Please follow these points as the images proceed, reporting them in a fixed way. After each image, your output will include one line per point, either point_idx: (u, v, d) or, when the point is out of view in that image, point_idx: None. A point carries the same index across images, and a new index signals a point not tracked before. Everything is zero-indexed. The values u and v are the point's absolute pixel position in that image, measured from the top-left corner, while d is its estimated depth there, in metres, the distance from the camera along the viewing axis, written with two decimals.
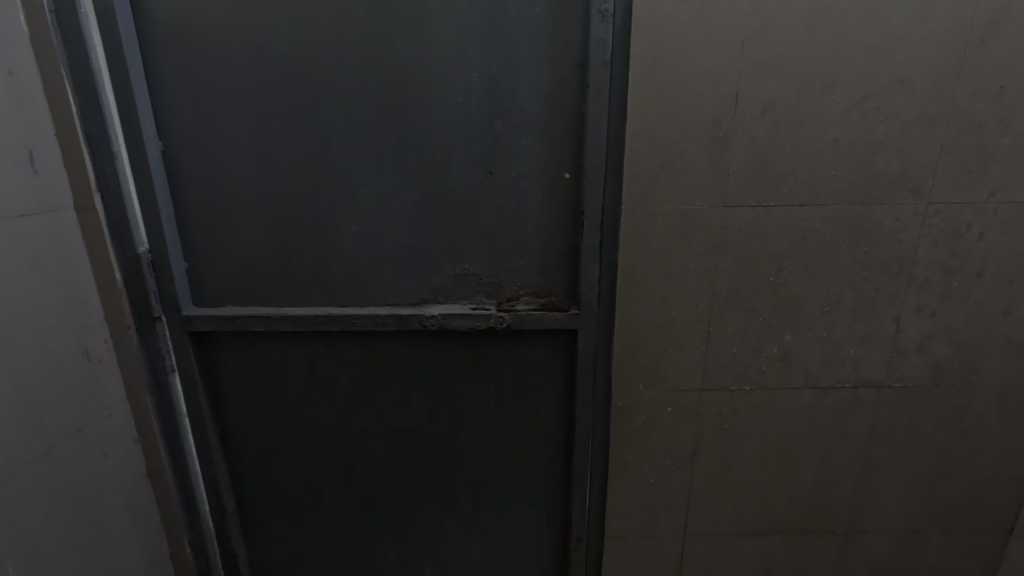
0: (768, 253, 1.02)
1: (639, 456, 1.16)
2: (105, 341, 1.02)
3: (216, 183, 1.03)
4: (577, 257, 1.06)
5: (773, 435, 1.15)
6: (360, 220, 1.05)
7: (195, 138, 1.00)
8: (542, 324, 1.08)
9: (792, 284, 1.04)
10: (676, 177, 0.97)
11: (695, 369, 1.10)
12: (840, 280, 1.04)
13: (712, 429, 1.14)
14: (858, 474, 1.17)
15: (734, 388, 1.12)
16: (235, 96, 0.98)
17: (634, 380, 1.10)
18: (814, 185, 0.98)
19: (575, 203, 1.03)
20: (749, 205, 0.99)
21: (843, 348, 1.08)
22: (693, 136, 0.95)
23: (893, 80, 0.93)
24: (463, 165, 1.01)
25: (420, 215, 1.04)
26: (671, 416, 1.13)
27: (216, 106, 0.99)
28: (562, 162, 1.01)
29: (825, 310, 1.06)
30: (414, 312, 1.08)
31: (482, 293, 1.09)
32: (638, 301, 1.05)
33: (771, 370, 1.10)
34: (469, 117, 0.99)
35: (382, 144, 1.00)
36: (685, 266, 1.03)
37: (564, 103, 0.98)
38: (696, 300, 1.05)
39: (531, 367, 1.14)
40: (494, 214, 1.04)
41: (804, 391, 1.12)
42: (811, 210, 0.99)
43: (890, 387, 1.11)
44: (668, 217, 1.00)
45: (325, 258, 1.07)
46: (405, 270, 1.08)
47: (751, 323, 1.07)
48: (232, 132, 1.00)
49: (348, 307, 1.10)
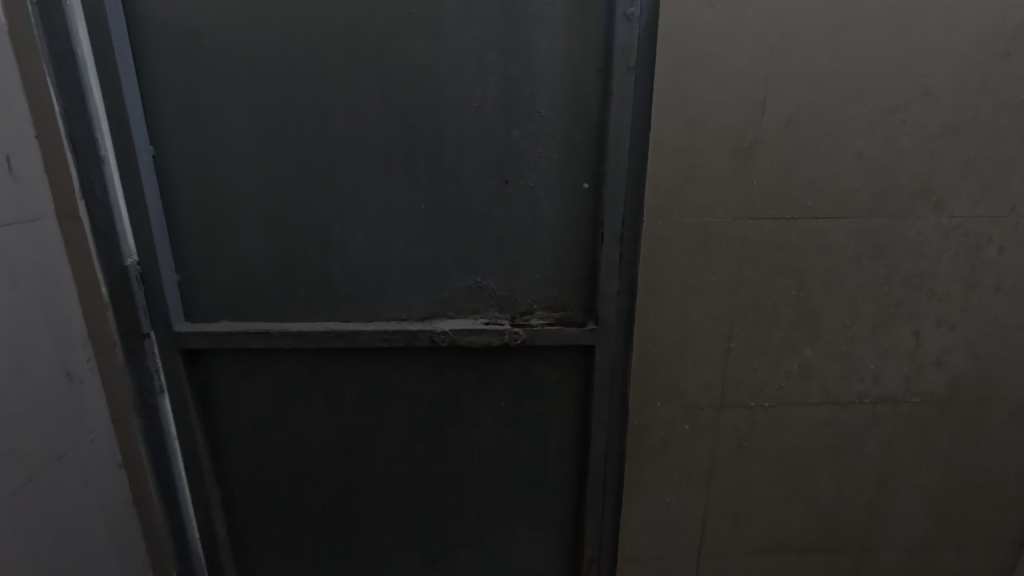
0: (790, 267, 1.00)
1: (655, 475, 1.12)
2: (89, 360, 0.94)
3: (212, 190, 0.96)
4: (595, 270, 1.02)
5: (790, 452, 1.12)
6: (366, 230, 0.99)
7: (189, 141, 0.94)
8: (558, 340, 1.03)
9: (813, 298, 1.02)
10: (699, 188, 0.94)
11: (714, 384, 1.07)
12: (862, 294, 1.02)
13: (729, 446, 1.12)
14: (874, 489, 1.16)
15: (752, 404, 1.09)
16: (233, 99, 0.92)
17: (650, 396, 1.07)
18: (839, 196, 0.96)
19: (594, 215, 0.99)
20: (772, 217, 0.97)
21: (863, 362, 1.06)
22: (718, 146, 0.92)
23: (919, 92, 0.91)
24: (477, 173, 0.96)
25: (430, 226, 0.99)
26: (687, 433, 1.10)
27: (213, 110, 0.92)
28: (581, 171, 0.97)
29: (845, 324, 1.04)
30: (423, 328, 1.03)
31: (495, 307, 1.04)
32: (656, 316, 1.02)
33: (790, 385, 1.08)
34: (485, 123, 0.94)
35: (391, 151, 0.95)
36: (705, 279, 1.00)
37: (584, 109, 0.94)
38: (716, 315, 1.02)
39: (544, 383, 1.09)
40: (509, 224, 0.99)
41: (824, 406, 1.09)
42: (834, 223, 0.97)
43: (908, 401, 1.09)
44: (689, 230, 0.97)
45: (329, 270, 1.01)
46: (414, 283, 1.02)
47: (772, 338, 1.04)
48: (230, 136, 0.93)
49: (352, 322, 1.04)
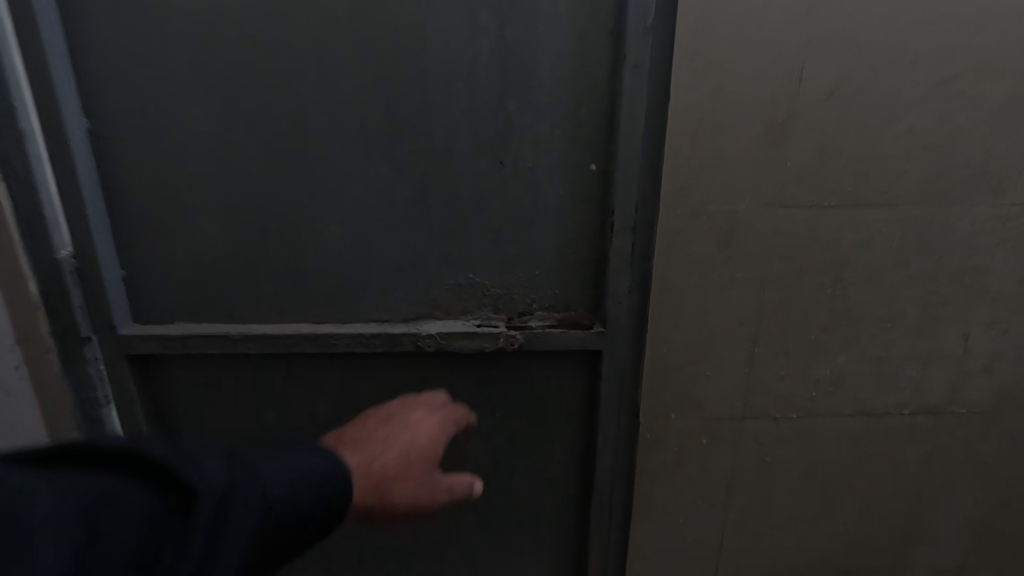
0: (825, 262, 0.87)
1: (668, 494, 1.01)
2: (16, 369, 0.83)
3: (160, 172, 0.83)
4: (603, 266, 0.89)
5: (818, 469, 1.01)
6: (340, 219, 0.86)
7: (129, 115, 0.80)
8: (560, 344, 0.91)
9: (849, 297, 0.90)
10: (725, 171, 0.82)
11: (735, 394, 0.95)
12: (904, 293, 0.90)
13: (751, 462, 1.00)
14: (909, 509, 1.04)
15: (778, 416, 0.97)
16: (180, 64, 0.78)
17: (665, 407, 0.95)
18: (883, 181, 0.83)
19: (602, 201, 0.86)
20: (806, 205, 0.84)
21: (902, 369, 0.95)
22: (747, 122, 0.80)
23: (980, 59, 0.79)
24: (468, 154, 0.83)
25: (414, 214, 0.86)
26: (705, 448, 0.98)
27: (154, 77, 0.79)
28: (588, 150, 0.84)
29: (885, 326, 0.92)
30: (406, 330, 0.90)
31: (489, 307, 0.91)
32: (674, 317, 0.89)
33: (820, 395, 0.96)
34: (477, 93, 0.81)
35: (368, 125, 0.82)
36: (729, 276, 0.87)
37: (592, 77, 0.81)
38: (739, 316, 0.90)
39: (545, 392, 0.96)
40: (505, 213, 0.86)
41: (857, 418, 0.98)
42: (877, 211, 0.85)
43: (951, 412, 0.98)
44: (712, 219, 0.84)
45: (300, 264, 0.88)
46: (396, 279, 0.90)
47: (802, 342, 0.92)
48: (178, 109, 0.80)
49: (325, 324, 0.91)
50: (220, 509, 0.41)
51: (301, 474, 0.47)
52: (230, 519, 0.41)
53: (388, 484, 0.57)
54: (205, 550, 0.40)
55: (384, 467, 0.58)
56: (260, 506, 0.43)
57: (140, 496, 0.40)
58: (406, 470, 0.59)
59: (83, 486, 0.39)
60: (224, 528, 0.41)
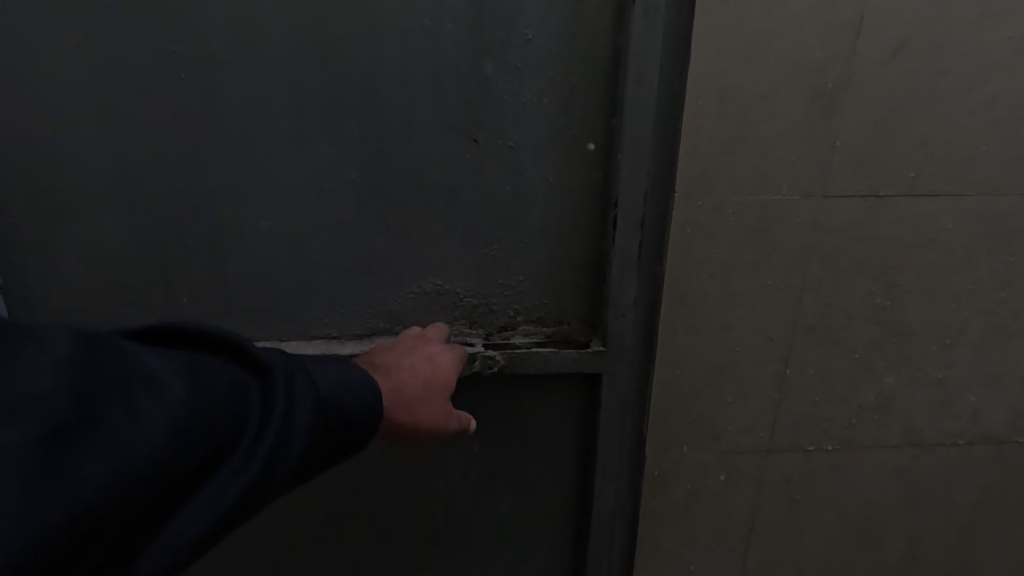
0: (877, 265, 0.71)
1: (677, 538, 0.85)
2: None
3: (41, 154, 0.66)
4: (603, 270, 0.72)
5: (855, 508, 0.85)
6: (275, 213, 0.69)
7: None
8: (549, 367, 0.73)
9: (904, 308, 0.73)
10: (757, 152, 0.65)
11: (761, 422, 0.79)
12: (969, 302, 0.74)
13: (777, 501, 0.84)
14: (958, 552, 0.89)
15: (810, 448, 0.81)
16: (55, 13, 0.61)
17: (677, 438, 0.79)
18: (953, 165, 0.67)
19: (602, 190, 0.69)
20: (858, 194, 0.67)
21: (961, 393, 0.79)
22: (789, 88, 0.63)
23: None
24: (432, 131, 0.66)
25: (366, 206, 0.69)
26: (723, 485, 0.82)
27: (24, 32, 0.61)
28: (586, 126, 0.66)
29: (944, 342, 0.76)
30: (358, 350, 0.73)
31: (462, 320, 0.74)
32: (687, 332, 0.73)
33: (862, 423, 0.80)
34: (444, 50, 0.63)
35: (305, 91, 0.64)
36: (758, 283, 0.71)
37: (590, 32, 0.63)
38: (769, 330, 0.74)
39: (531, 421, 0.79)
40: (481, 204, 0.69)
41: (904, 450, 0.82)
42: (943, 203, 0.69)
43: (1013, 441, 0.82)
44: (739, 212, 0.67)
45: (226, 268, 0.71)
46: (347, 287, 0.73)
47: (843, 361, 0.76)
48: (59, 73, 0.63)
49: (262, 342, 0.75)
50: (292, 389, 0.38)
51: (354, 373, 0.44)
52: (301, 400, 0.38)
53: (415, 403, 0.54)
54: (285, 422, 0.36)
55: (411, 389, 0.55)
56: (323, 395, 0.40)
57: (220, 372, 0.37)
58: (434, 391, 0.57)
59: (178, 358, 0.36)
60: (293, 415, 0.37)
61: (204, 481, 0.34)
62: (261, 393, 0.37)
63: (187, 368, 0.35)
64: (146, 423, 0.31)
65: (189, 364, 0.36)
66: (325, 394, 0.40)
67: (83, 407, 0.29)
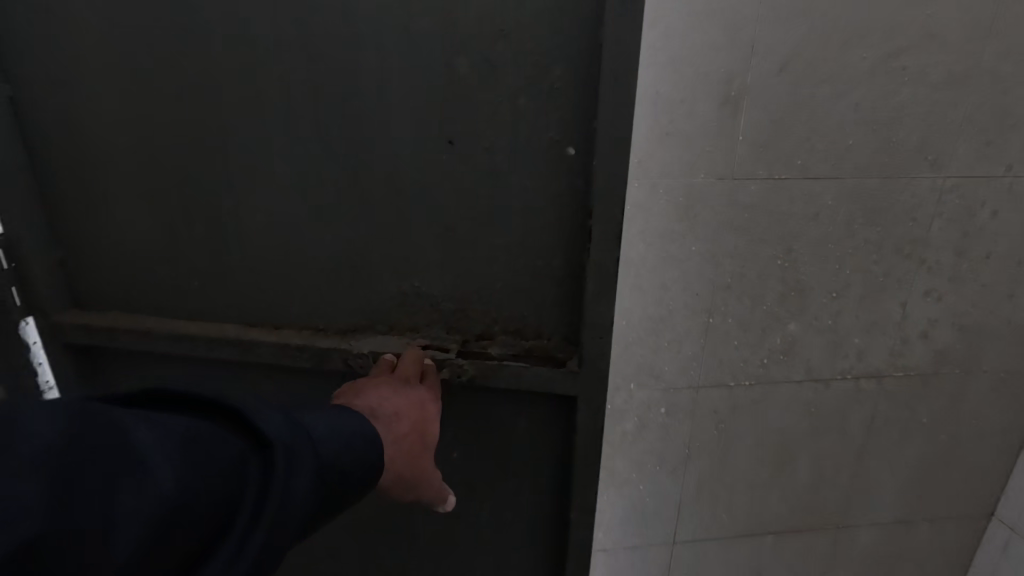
0: (777, 235, 0.90)
1: (626, 463, 1.04)
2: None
3: (83, 152, 0.75)
4: (580, 280, 0.77)
5: (770, 435, 1.05)
6: (267, 211, 0.76)
7: (36, 78, 0.72)
8: (520, 382, 0.79)
9: (800, 268, 0.93)
10: (681, 144, 0.83)
11: (693, 362, 0.97)
12: (851, 264, 0.94)
13: (708, 430, 1.03)
14: (855, 467, 1.10)
15: (732, 384, 1.00)
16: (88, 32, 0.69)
17: (624, 377, 0.97)
18: (833, 154, 0.86)
19: (584, 203, 0.73)
20: (760, 177, 0.86)
21: (848, 337, 0.99)
22: (705, 94, 0.81)
23: (921, 34, 0.81)
24: (410, 133, 0.71)
25: (351, 204, 0.75)
26: (665, 417, 1.01)
27: (61, 40, 0.70)
28: (564, 129, 0.70)
29: (832, 295, 0.96)
30: (335, 346, 0.80)
31: (439, 323, 0.81)
32: (634, 291, 0.91)
33: (771, 362, 0.99)
34: (426, 59, 0.68)
35: (296, 96, 0.70)
36: (687, 249, 0.89)
37: (566, 34, 0.66)
38: (696, 288, 0.92)
39: (512, 421, 0.84)
40: (457, 207, 0.75)
41: (807, 384, 1.02)
42: (827, 183, 0.88)
43: (891, 376, 1.03)
44: (669, 192, 0.85)
45: (229, 257, 0.79)
46: (335, 279, 0.79)
47: (755, 313, 0.95)
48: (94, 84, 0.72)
49: (256, 328, 0.82)
50: (292, 460, 0.40)
51: (342, 433, 0.49)
52: (299, 469, 0.40)
53: (406, 455, 0.61)
54: (288, 486, 0.39)
55: (405, 441, 0.61)
56: (319, 457, 0.44)
57: (219, 441, 0.38)
58: (421, 442, 0.64)
59: (173, 425, 0.37)
60: (295, 476, 0.40)
61: (203, 558, 0.35)
62: (261, 469, 0.39)
63: (183, 439, 0.36)
64: (148, 486, 0.32)
65: (185, 433, 0.37)
66: (322, 456, 0.45)
67: (70, 475, 0.30)
